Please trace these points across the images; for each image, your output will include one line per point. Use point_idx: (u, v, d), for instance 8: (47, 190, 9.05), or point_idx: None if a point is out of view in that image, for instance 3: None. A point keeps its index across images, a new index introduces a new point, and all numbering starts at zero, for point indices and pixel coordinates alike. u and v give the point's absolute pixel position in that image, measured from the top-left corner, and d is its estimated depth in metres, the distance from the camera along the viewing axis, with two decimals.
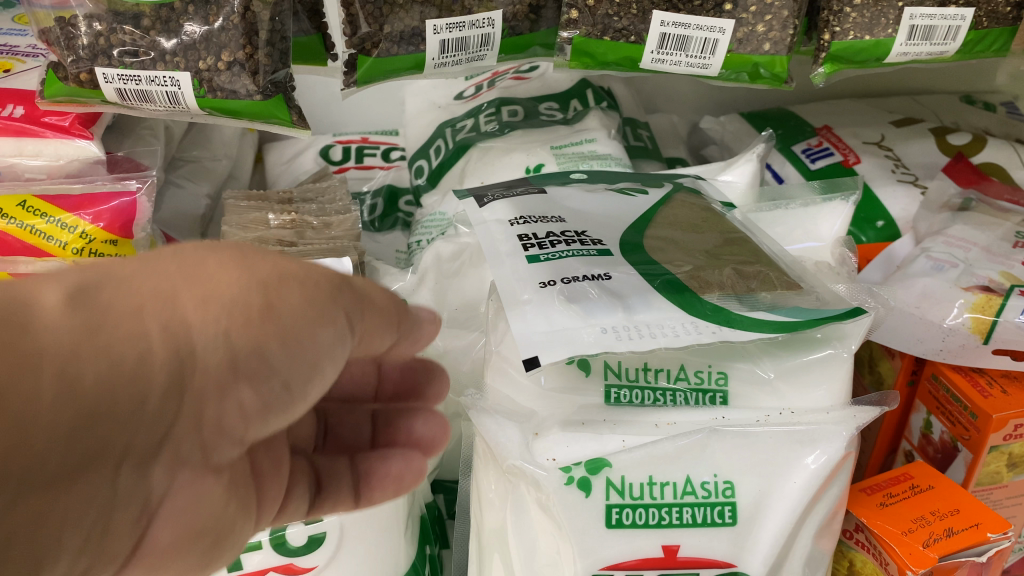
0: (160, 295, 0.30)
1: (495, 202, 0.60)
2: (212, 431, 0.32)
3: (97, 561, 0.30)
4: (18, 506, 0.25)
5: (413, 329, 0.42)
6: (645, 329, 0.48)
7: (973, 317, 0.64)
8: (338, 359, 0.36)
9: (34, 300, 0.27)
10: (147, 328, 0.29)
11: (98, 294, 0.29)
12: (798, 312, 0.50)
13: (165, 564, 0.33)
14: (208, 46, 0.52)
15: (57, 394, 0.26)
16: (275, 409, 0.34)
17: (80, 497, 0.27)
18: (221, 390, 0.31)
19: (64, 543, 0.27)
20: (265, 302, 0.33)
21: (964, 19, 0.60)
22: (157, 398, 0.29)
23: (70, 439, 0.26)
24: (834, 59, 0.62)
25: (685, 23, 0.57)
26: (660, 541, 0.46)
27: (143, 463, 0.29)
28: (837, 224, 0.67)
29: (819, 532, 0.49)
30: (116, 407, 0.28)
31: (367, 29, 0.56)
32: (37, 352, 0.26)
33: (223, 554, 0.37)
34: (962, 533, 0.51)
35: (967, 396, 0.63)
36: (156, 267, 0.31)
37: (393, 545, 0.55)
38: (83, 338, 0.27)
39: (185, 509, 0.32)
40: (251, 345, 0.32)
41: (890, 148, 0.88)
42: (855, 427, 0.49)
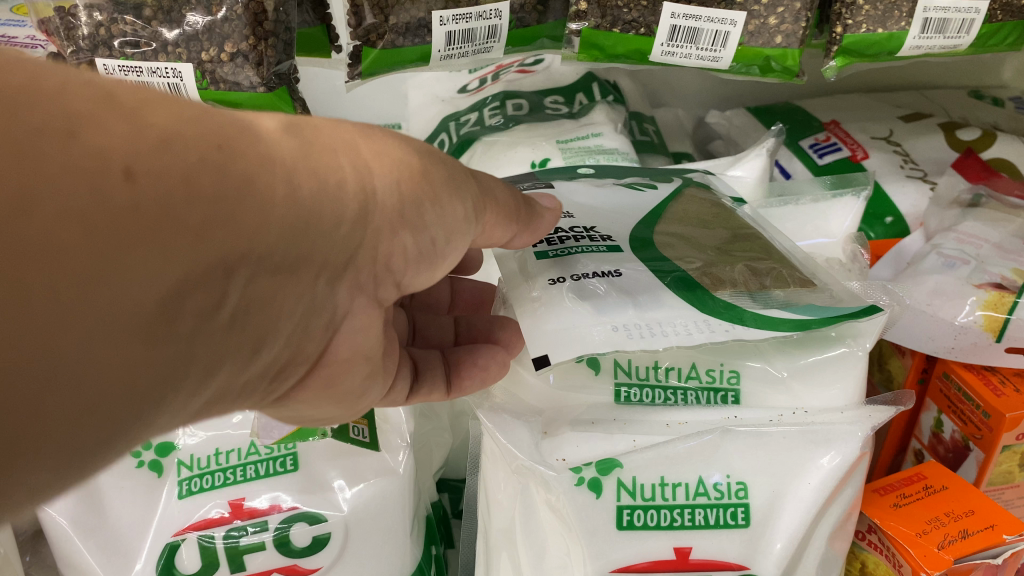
0: (350, 141, 0.35)
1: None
2: (382, 265, 0.37)
3: (294, 353, 0.37)
4: (255, 281, 0.31)
5: (534, 217, 0.46)
6: (657, 328, 0.47)
7: (985, 315, 0.63)
8: (475, 227, 0.41)
9: (260, 125, 0.32)
10: (344, 164, 0.34)
11: (307, 128, 0.34)
12: (813, 309, 0.49)
13: (340, 372, 0.41)
14: (210, 37, 0.51)
15: (284, 195, 0.31)
16: (425, 259, 0.39)
17: (292, 288, 0.33)
18: (393, 233, 0.36)
19: (276, 322, 0.33)
20: (425, 168, 0.38)
21: (978, 12, 0.59)
22: (349, 223, 0.34)
23: (290, 238, 0.31)
24: (846, 52, 0.60)
25: (696, 15, 0.55)
26: (672, 543, 0.45)
27: (335, 277, 0.35)
28: (848, 220, 0.66)
29: (833, 533, 0.48)
30: (323, 223, 0.32)
31: (372, 20, 0.55)
32: (269, 156, 0.31)
33: (374, 388, 0.45)
34: (977, 534, 0.50)
35: (979, 395, 0.62)
36: (341, 122, 0.36)
37: (396, 547, 0.53)
38: (301, 159, 0.32)
39: (358, 327, 0.39)
40: (416, 198, 0.37)
41: (899, 144, 0.87)
42: (870, 427, 0.48)
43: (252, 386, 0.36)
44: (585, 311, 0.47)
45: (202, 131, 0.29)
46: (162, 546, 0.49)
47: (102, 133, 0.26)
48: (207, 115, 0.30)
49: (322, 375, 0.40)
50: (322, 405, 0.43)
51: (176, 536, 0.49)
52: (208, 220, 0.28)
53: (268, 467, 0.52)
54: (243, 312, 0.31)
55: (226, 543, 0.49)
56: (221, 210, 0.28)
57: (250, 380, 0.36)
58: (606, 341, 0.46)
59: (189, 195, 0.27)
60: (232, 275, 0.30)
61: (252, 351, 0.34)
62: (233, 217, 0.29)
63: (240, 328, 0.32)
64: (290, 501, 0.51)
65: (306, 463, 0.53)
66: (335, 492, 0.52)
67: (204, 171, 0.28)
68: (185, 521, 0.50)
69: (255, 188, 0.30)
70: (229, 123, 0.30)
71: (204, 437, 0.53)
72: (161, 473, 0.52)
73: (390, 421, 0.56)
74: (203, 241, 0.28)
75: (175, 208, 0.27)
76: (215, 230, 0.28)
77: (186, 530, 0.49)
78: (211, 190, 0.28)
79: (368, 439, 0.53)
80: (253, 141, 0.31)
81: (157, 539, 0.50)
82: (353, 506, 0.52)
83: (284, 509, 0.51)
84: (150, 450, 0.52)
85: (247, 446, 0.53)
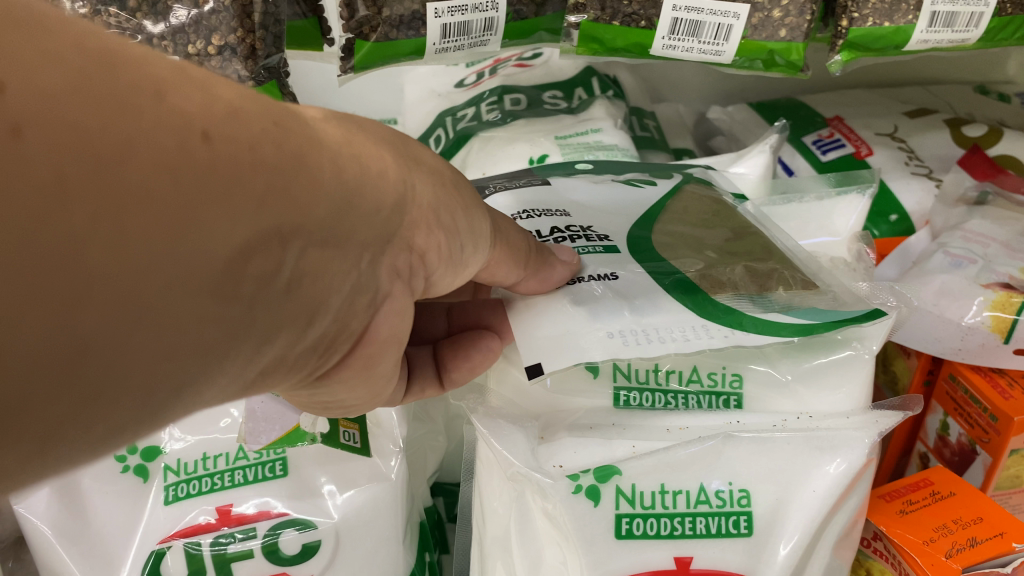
0: (385, 139, 0.36)
1: (496, 193, 0.57)
2: (416, 254, 0.37)
3: (336, 331, 0.35)
4: (309, 253, 0.29)
5: (545, 266, 0.47)
6: (653, 334, 0.46)
7: (992, 315, 0.62)
8: (490, 244, 0.42)
9: (306, 112, 0.32)
10: (383, 156, 0.34)
11: (345, 119, 0.34)
12: (817, 313, 0.48)
13: (374, 353, 0.40)
14: (197, 29, 0.49)
15: (335, 173, 0.30)
16: (450, 263, 0.40)
17: (343, 262, 0.32)
18: (428, 228, 0.36)
19: (328, 296, 0.32)
20: (449, 177, 0.39)
21: (988, 5, 0.57)
22: (389, 209, 0.34)
23: (341, 211, 0.30)
24: (851, 47, 0.59)
25: (698, 8, 0.54)
26: (673, 552, 0.44)
27: (376, 256, 0.34)
28: (853, 218, 0.65)
29: (838, 542, 0.47)
30: (369, 201, 0.32)
31: (365, 13, 0.54)
32: (321, 137, 0.30)
33: (391, 383, 0.45)
34: (986, 542, 0.49)
35: (987, 398, 0.60)
36: (374, 123, 0.36)
37: (388, 554, 0.51)
38: (346, 145, 0.32)
39: (394, 309, 0.38)
40: (444, 201, 0.37)
41: (903, 140, 0.85)
42: (877, 433, 0.46)
43: (299, 364, 0.34)
44: (580, 317, 0.46)
45: (262, 103, 0.27)
46: (147, 554, 0.48)
47: (181, 93, 0.24)
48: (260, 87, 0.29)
49: (357, 357, 0.39)
50: (351, 388, 0.42)
51: (161, 544, 0.48)
52: (275, 186, 0.26)
53: (257, 472, 0.51)
54: (297, 282, 0.29)
55: (213, 550, 0.48)
56: (285, 179, 0.27)
57: (298, 356, 0.33)
58: (600, 346, 0.45)
59: (257, 160, 0.26)
60: (290, 244, 0.28)
61: (303, 326, 0.31)
62: (296, 187, 0.27)
63: (297, 301, 0.30)
64: (280, 508, 0.50)
65: (296, 468, 0.51)
66: (325, 497, 0.51)
67: (267, 141, 0.26)
68: (171, 529, 0.48)
69: (312, 161, 0.29)
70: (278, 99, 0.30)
71: (192, 442, 0.51)
72: (146, 478, 0.50)
73: (383, 425, 0.54)
74: (269, 206, 0.26)
75: (248, 171, 0.25)
76: (280, 197, 0.27)
77: (171, 538, 0.48)
78: (275, 158, 0.26)
79: (359, 443, 0.53)
80: (303, 121, 0.30)
81: (142, 546, 0.48)
82: (343, 513, 0.50)
83: (273, 515, 0.49)
84: (135, 455, 0.51)
85: (236, 451, 0.51)
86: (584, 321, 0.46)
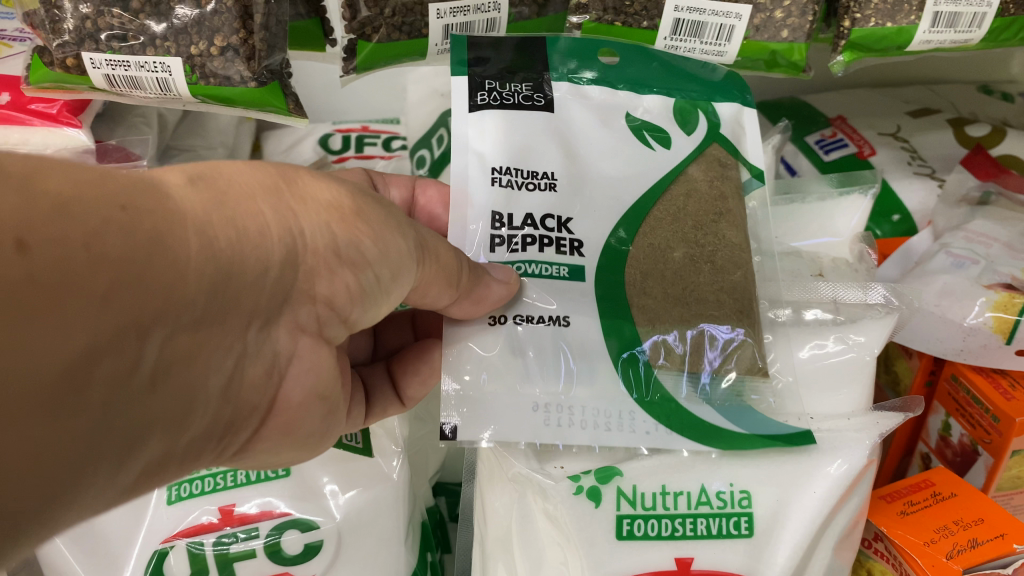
0: (268, 188, 0.37)
1: (488, 112, 0.51)
2: (322, 303, 0.39)
3: (238, 406, 0.37)
4: (175, 338, 0.31)
5: (482, 283, 0.44)
6: (576, 415, 0.45)
7: (994, 316, 0.61)
8: (414, 271, 0.43)
9: (165, 181, 0.34)
10: (262, 210, 0.36)
11: (217, 179, 0.36)
12: (744, 408, 0.47)
13: (294, 418, 0.42)
14: (199, 30, 0.49)
15: (199, 247, 0.32)
16: (367, 297, 0.41)
17: (222, 337, 0.34)
18: (328, 271, 0.38)
19: (210, 376, 0.34)
20: (351, 205, 0.40)
21: (990, 6, 0.57)
22: (276, 266, 0.35)
23: (212, 287, 0.32)
24: (855, 47, 0.59)
25: (700, 8, 0.53)
26: (673, 553, 0.44)
27: (267, 321, 0.37)
28: (855, 219, 0.64)
29: (840, 544, 0.47)
30: (246, 267, 0.34)
31: (367, 13, 0.53)
32: (178, 212, 0.32)
33: (332, 429, 0.47)
34: (987, 543, 0.49)
35: (989, 399, 0.60)
36: (257, 169, 0.38)
37: (389, 555, 0.52)
38: (213, 209, 0.33)
39: (305, 367, 0.40)
40: (345, 235, 0.39)
41: (907, 140, 0.85)
42: (879, 434, 0.47)
43: (202, 452, 0.37)
44: (503, 386, 0.45)
45: (105, 191, 0.29)
46: (151, 553, 0.48)
47: None
48: (112, 175, 0.30)
49: (277, 422, 0.41)
50: (281, 451, 0.44)
51: (164, 544, 0.48)
52: (123, 278, 0.28)
53: (259, 472, 0.51)
54: (166, 369, 0.31)
55: (215, 550, 0.48)
56: (134, 269, 0.29)
57: (198, 443, 0.36)
58: (520, 421, 0.45)
59: (100, 258, 0.28)
60: (149, 334, 0.30)
61: (190, 415, 0.34)
62: (149, 273, 0.29)
63: (173, 389, 0.32)
64: (282, 508, 0.50)
65: (299, 468, 0.52)
66: (327, 497, 0.51)
67: (109, 232, 0.28)
68: (174, 528, 0.49)
69: (168, 243, 0.30)
70: (135, 182, 0.31)
71: None
72: None
73: (385, 427, 0.56)
74: (112, 303, 0.28)
75: (88, 272, 0.27)
76: (128, 289, 0.29)
77: (174, 538, 0.48)
78: (118, 251, 0.28)
79: (361, 445, 0.54)
80: (160, 198, 0.32)
81: (146, 546, 0.48)
82: (345, 513, 0.51)
83: (276, 515, 0.50)
84: None
85: None
86: (508, 394, 0.45)
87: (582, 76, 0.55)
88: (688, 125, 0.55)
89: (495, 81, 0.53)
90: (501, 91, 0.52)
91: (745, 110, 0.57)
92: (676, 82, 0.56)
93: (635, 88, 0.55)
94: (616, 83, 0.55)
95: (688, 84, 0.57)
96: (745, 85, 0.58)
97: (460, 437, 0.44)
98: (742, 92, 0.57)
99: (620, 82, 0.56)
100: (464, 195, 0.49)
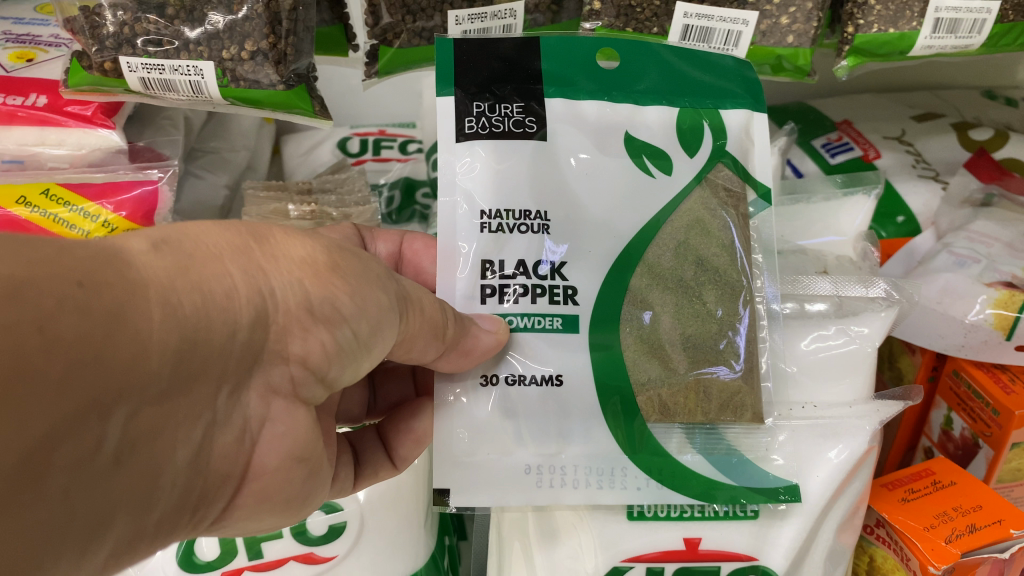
0: (236, 248, 0.38)
1: (476, 143, 0.49)
2: (295, 363, 0.40)
3: (208, 478, 0.38)
4: (138, 415, 0.32)
5: (469, 333, 0.45)
6: (566, 475, 0.47)
7: (995, 313, 0.63)
8: (395, 325, 0.43)
9: (129, 248, 0.34)
10: (230, 272, 0.36)
11: (182, 242, 0.36)
12: (728, 465, 0.49)
13: (271, 482, 0.42)
14: (231, 35, 0.52)
15: (162, 317, 0.32)
16: (344, 354, 0.42)
17: (188, 409, 0.35)
18: (302, 330, 0.39)
19: (175, 449, 0.35)
20: (327, 260, 0.41)
21: (990, 12, 0.59)
22: (245, 328, 0.36)
23: (176, 357, 0.33)
24: (858, 52, 0.61)
25: (708, 15, 0.55)
26: (682, 534, 0.49)
27: (238, 386, 0.38)
28: (859, 218, 0.67)
29: (840, 526, 0.51)
30: (212, 333, 0.34)
31: (389, 20, 0.56)
32: (139, 283, 0.32)
33: (316, 491, 0.47)
34: (984, 528, 0.51)
35: (988, 392, 0.62)
36: (226, 228, 0.39)
37: (411, 536, 0.57)
38: (177, 275, 0.34)
39: (280, 430, 0.41)
40: (319, 292, 0.39)
41: (911, 143, 0.87)
42: (878, 422, 0.52)
43: (174, 524, 0.38)
44: (497, 448, 0.47)
45: (60, 269, 0.30)
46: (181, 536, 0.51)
47: None
48: (71, 250, 0.31)
49: (254, 488, 0.42)
50: (260, 518, 0.44)
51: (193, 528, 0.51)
52: (81, 360, 0.29)
53: None
54: (128, 448, 0.32)
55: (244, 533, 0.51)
56: (92, 348, 0.30)
57: (170, 518, 0.37)
58: (511, 483, 0.48)
59: (54, 341, 0.28)
60: (110, 414, 0.31)
61: (155, 490, 0.35)
62: (109, 350, 0.30)
63: (136, 466, 0.33)
64: None
65: None
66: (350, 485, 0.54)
67: (64, 314, 0.29)
68: None
69: (130, 316, 0.31)
70: (96, 254, 0.32)
71: None
72: None
73: None
74: (70, 388, 0.29)
75: (42, 358, 0.28)
76: (85, 372, 0.29)
77: None
78: (74, 333, 0.29)
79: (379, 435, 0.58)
80: (120, 267, 0.32)
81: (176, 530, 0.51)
82: (370, 496, 0.54)
83: None
84: None
85: None
86: (501, 457, 0.48)
87: (583, 90, 0.51)
88: (692, 145, 0.52)
89: (485, 103, 0.49)
90: (491, 117, 0.49)
91: (755, 117, 0.53)
92: (684, 88, 0.52)
93: (639, 100, 0.51)
94: (619, 94, 0.51)
95: (696, 89, 0.52)
96: (757, 82, 0.54)
97: (452, 498, 0.47)
98: (754, 95, 0.53)
99: (625, 93, 0.51)
100: (451, 244, 0.48)
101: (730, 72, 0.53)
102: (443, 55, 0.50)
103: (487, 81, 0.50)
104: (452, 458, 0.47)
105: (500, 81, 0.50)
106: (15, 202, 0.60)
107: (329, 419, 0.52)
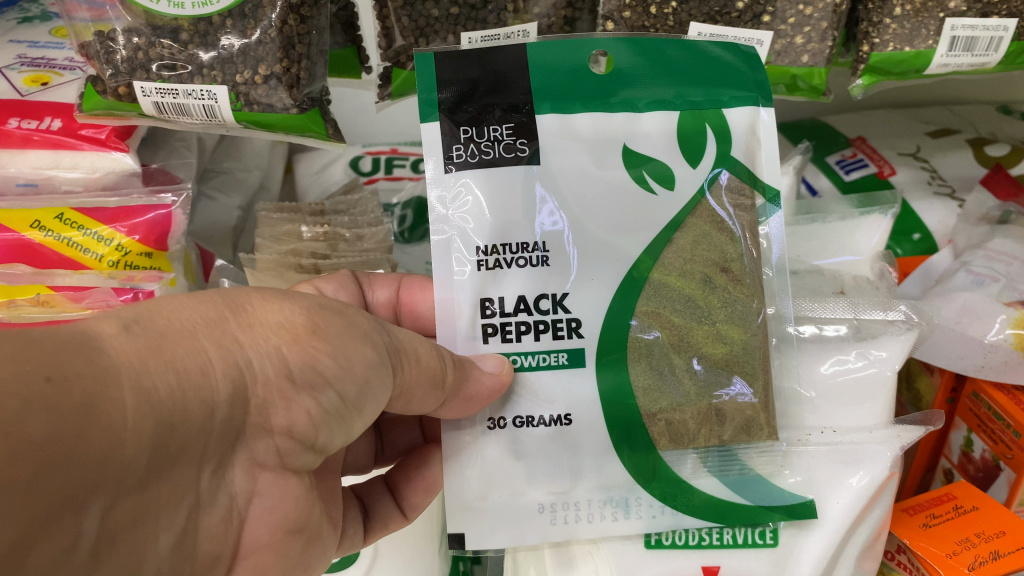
0: (211, 321, 0.37)
1: (467, 171, 0.47)
2: (281, 434, 0.40)
3: (198, 561, 0.38)
4: (116, 506, 0.32)
5: (470, 377, 0.44)
6: (581, 510, 0.48)
7: (1016, 333, 0.61)
8: (387, 381, 0.43)
9: (100, 330, 0.34)
10: (204, 347, 0.36)
11: (154, 321, 0.36)
12: (752, 487, 0.49)
13: (267, 558, 0.42)
14: (244, 60, 0.52)
15: (136, 404, 0.32)
16: (333, 417, 0.41)
17: (170, 494, 0.35)
18: (285, 399, 0.39)
19: (158, 536, 0.35)
20: (307, 323, 0.40)
21: (1007, 30, 0.58)
22: (223, 405, 0.36)
23: (153, 445, 0.33)
24: (873, 70, 0.60)
25: (722, 35, 0.55)
26: (701, 562, 0.49)
27: (220, 464, 0.38)
28: (874, 239, 0.66)
29: (862, 553, 0.51)
30: (189, 414, 0.34)
31: (402, 42, 0.56)
32: (112, 367, 0.32)
33: (318, 557, 0.47)
34: (1009, 555, 0.50)
35: (1008, 414, 0.62)
36: (199, 301, 0.38)
37: (425, 564, 0.57)
38: (150, 357, 0.34)
39: (268, 504, 0.41)
40: (298, 358, 0.39)
41: (926, 160, 0.86)
42: (898, 448, 0.52)
43: None
44: (509, 489, 0.48)
45: (29, 365, 0.30)
46: None
47: None
48: (38, 342, 0.31)
49: (250, 565, 0.42)
50: None
51: None
52: (50, 460, 0.29)
53: None
54: (107, 541, 0.32)
55: None
56: (63, 446, 0.29)
57: None
58: (526, 523, 0.48)
59: (21, 445, 0.28)
60: (83, 510, 0.31)
61: None
62: (81, 443, 0.30)
63: (118, 559, 0.33)
64: None
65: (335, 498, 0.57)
66: None
67: (32, 415, 0.29)
68: None
69: (101, 408, 0.31)
70: (64, 345, 0.32)
71: None
72: None
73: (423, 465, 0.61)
74: (38, 493, 0.29)
75: (10, 465, 0.28)
76: (55, 473, 0.29)
77: None
78: (43, 434, 0.29)
79: None
80: (90, 355, 0.32)
81: None
82: None
83: None
84: None
85: None
86: (513, 497, 0.48)
87: (576, 101, 0.49)
88: (695, 154, 0.50)
89: (472, 127, 0.47)
90: (480, 143, 0.47)
91: (760, 111, 0.50)
92: (690, 88, 0.50)
93: (639, 106, 0.49)
94: (616, 101, 0.49)
95: (702, 88, 0.50)
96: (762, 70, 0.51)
97: (468, 544, 0.48)
98: (760, 90, 0.50)
99: (624, 98, 0.49)
100: (448, 283, 0.48)
101: (733, 66, 0.51)
102: (425, 73, 0.48)
103: (471, 99, 0.48)
104: (464, 503, 0.48)
105: (488, 96, 0.48)
106: (30, 225, 0.61)
107: (334, 477, 0.51)
